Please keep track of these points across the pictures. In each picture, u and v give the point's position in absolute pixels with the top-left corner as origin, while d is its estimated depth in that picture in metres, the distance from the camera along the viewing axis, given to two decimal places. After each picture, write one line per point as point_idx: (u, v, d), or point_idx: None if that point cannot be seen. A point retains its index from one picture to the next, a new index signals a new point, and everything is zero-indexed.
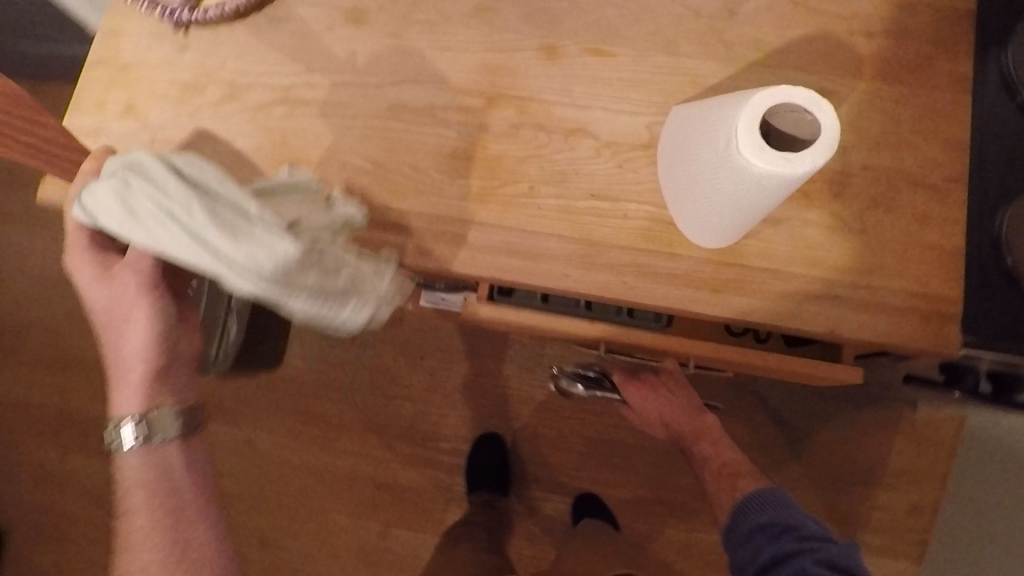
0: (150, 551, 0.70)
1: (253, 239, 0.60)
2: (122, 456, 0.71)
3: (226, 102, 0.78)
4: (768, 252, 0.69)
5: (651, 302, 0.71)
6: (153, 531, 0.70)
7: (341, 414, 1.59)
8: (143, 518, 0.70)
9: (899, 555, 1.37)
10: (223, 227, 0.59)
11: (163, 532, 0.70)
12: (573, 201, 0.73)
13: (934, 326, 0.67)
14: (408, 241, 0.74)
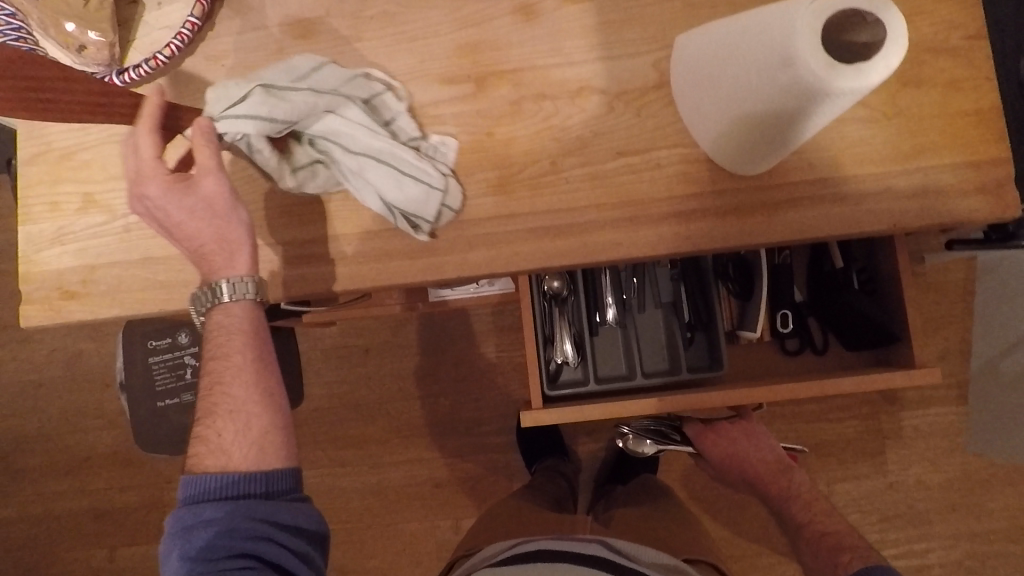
0: (243, 396, 0.65)
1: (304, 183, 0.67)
2: (224, 308, 0.65)
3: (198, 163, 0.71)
4: (810, 162, 0.66)
5: (707, 245, 0.67)
6: (240, 407, 0.65)
7: (378, 428, 1.55)
8: (241, 383, 0.65)
9: (940, 399, 1.44)
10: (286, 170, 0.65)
11: (253, 386, 0.66)
12: (599, 165, 0.68)
13: (991, 190, 0.65)
14: (439, 255, 0.69)
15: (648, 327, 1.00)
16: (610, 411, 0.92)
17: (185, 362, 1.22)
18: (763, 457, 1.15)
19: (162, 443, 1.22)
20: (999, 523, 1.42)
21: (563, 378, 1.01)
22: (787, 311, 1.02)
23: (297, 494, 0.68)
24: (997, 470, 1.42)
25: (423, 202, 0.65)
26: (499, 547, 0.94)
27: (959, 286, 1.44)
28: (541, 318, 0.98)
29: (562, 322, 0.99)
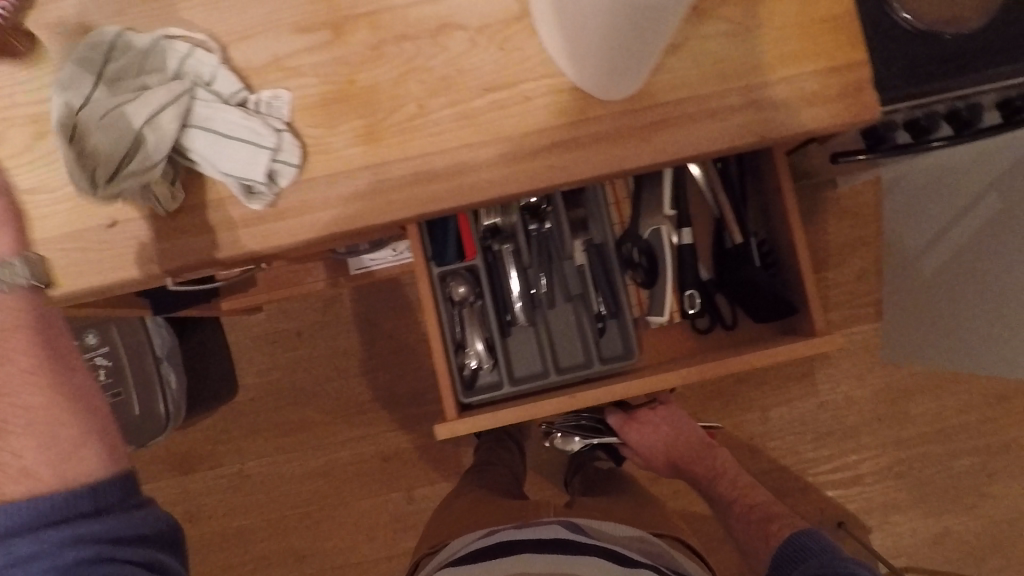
0: (37, 402, 0.54)
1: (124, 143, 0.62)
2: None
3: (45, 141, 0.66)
4: (676, 81, 0.66)
5: (584, 175, 0.67)
6: (39, 414, 0.54)
7: (319, 410, 1.52)
8: (35, 392, 0.54)
9: (860, 318, 1.50)
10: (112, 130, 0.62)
11: (50, 390, 0.54)
12: (466, 103, 0.66)
13: (852, 94, 0.66)
14: (311, 213, 0.66)
15: (561, 325, 0.89)
16: (522, 416, 0.82)
17: (95, 364, 1.17)
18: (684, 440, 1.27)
19: None
20: (921, 428, 1.50)
21: (480, 383, 0.87)
22: (694, 291, 0.87)
23: (135, 500, 0.57)
24: (915, 379, 1.50)
25: (253, 162, 0.63)
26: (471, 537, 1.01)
27: (869, 207, 1.49)
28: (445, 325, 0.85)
29: (469, 327, 0.86)
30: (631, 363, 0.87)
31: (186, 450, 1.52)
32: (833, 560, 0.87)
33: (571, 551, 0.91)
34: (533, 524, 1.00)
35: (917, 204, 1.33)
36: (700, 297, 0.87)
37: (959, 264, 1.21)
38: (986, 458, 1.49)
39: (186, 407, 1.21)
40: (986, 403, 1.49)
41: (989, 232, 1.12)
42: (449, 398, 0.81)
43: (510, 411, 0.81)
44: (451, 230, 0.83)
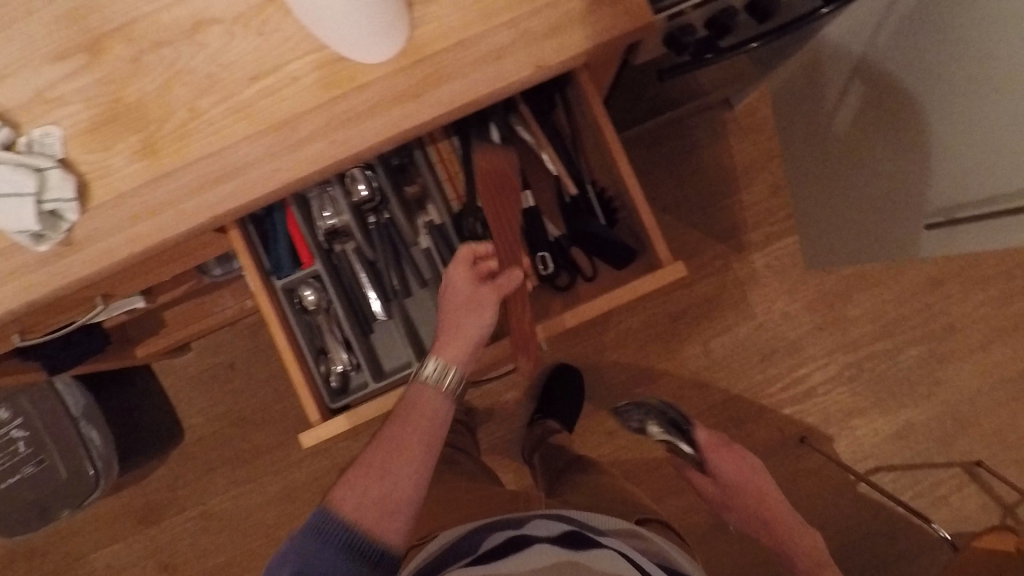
0: None
1: None
2: None
3: None
4: (442, 29, 0.65)
5: (371, 143, 0.65)
6: None
7: (269, 435, 1.52)
8: None
9: (780, 232, 1.49)
10: None
11: None
12: (236, 96, 0.65)
13: (620, 6, 0.65)
14: (105, 238, 0.65)
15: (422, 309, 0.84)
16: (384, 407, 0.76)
17: (13, 437, 1.16)
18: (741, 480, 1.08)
19: (22, 518, 1.19)
20: (862, 327, 1.50)
21: (352, 385, 0.82)
22: (543, 251, 0.81)
23: None
24: (846, 280, 1.49)
25: (20, 213, 0.61)
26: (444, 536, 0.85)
27: (765, 120, 1.48)
28: (298, 330, 0.79)
29: (331, 332, 0.81)
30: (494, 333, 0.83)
31: (146, 502, 1.51)
32: None
33: (580, 545, 0.79)
34: (512, 520, 0.86)
35: (807, 101, 1.28)
36: (551, 256, 0.82)
37: (854, 153, 1.17)
38: (931, 342, 1.49)
39: (116, 459, 1.21)
40: (919, 288, 1.49)
41: (874, 110, 1.07)
42: (314, 406, 0.75)
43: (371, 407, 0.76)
44: (281, 237, 0.77)
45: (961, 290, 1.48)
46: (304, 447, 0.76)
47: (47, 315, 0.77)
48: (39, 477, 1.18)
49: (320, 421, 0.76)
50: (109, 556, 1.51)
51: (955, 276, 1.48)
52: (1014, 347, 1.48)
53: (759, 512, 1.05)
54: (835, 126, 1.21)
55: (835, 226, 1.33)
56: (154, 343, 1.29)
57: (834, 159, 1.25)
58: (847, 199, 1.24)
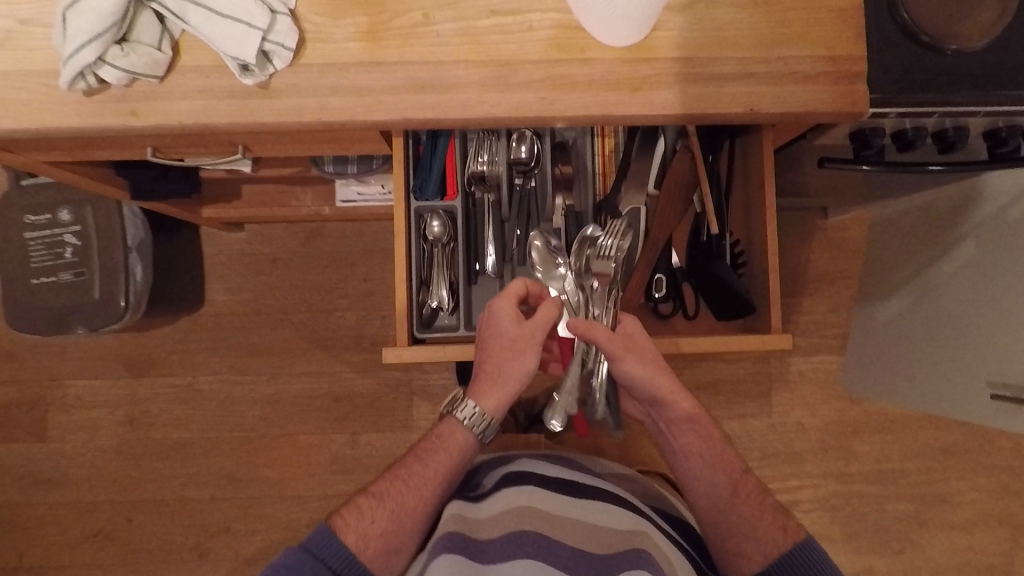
0: None
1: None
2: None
3: None
4: (679, 40, 0.67)
5: (574, 113, 0.67)
6: None
7: (282, 337, 1.52)
8: None
9: (824, 348, 1.52)
10: None
11: None
12: (472, 20, 0.67)
13: (842, 85, 0.68)
14: (301, 98, 0.66)
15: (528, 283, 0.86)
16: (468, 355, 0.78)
17: (64, 241, 1.16)
18: (683, 418, 0.86)
19: (37, 321, 1.17)
20: (863, 466, 1.53)
21: (437, 325, 0.83)
22: (661, 275, 0.85)
23: None
24: (867, 415, 1.53)
25: (243, 41, 0.62)
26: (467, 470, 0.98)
27: (853, 242, 1.52)
28: (414, 256, 0.80)
29: (440, 267, 0.82)
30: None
31: (140, 353, 1.50)
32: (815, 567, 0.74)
33: (577, 492, 0.86)
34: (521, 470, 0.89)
35: (905, 247, 1.32)
36: (666, 282, 0.85)
37: (937, 308, 1.20)
38: (920, 505, 1.52)
39: (147, 302, 1.20)
40: (928, 451, 1.53)
41: (973, 278, 1.11)
42: (404, 328, 0.77)
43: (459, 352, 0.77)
44: (436, 164, 0.80)
45: (964, 469, 1.52)
46: (383, 362, 0.78)
47: (194, 144, 0.79)
48: (70, 287, 1.17)
49: (406, 345, 0.77)
50: (85, 389, 1.50)
51: (964, 453, 1.52)
52: (992, 540, 1.51)
53: (700, 455, 0.85)
54: (924, 274, 1.24)
55: (886, 358, 1.36)
56: (224, 209, 1.30)
57: (910, 303, 1.28)
58: (906, 341, 1.29)
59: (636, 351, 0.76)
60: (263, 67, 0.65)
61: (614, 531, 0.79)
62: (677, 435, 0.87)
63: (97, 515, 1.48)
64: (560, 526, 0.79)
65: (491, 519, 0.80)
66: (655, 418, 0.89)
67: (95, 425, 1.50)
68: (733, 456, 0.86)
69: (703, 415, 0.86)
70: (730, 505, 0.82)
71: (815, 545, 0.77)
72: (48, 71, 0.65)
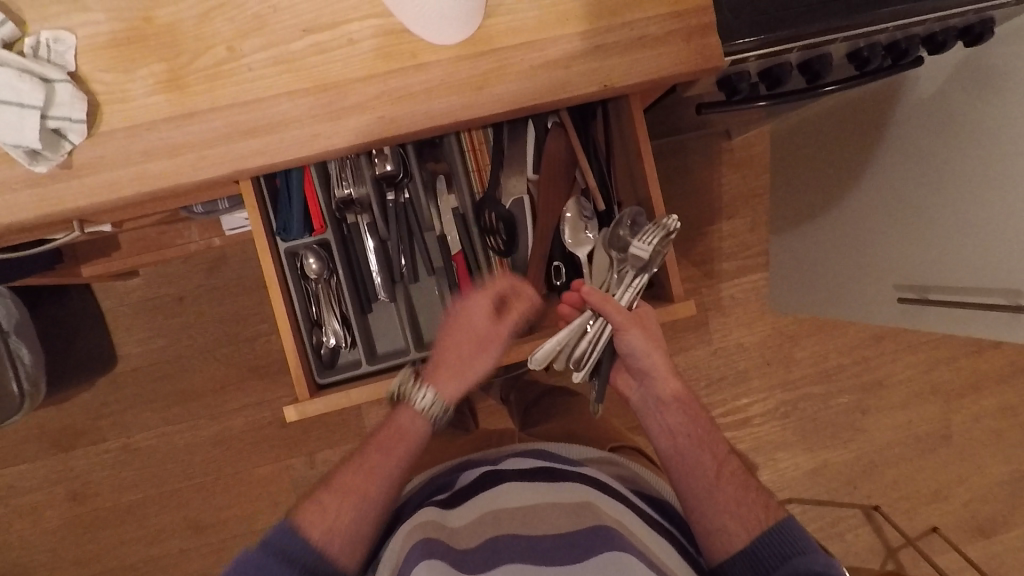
0: None
1: None
2: None
3: None
4: (515, 24, 0.62)
5: (420, 127, 0.62)
6: None
7: (210, 377, 1.45)
8: None
9: (751, 267, 1.55)
10: None
11: None
12: (284, 44, 0.60)
13: (694, 42, 0.65)
14: (112, 170, 0.59)
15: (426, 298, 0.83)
16: (378, 392, 0.74)
17: None
18: (670, 396, 0.78)
19: None
20: (805, 370, 1.59)
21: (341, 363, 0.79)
22: (557, 263, 0.81)
23: None
24: (801, 322, 1.58)
25: (19, 126, 0.54)
26: (430, 473, 0.85)
27: (760, 158, 1.52)
28: (297, 300, 0.75)
29: (328, 303, 0.78)
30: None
31: (63, 426, 1.42)
32: (798, 550, 0.65)
33: (554, 477, 0.76)
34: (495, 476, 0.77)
35: (807, 171, 1.32)
36: (564, 268, 0.81)
37: (851, 222, 1.18)
38: (861, 394, 1.61)
39: (45, 378, 1.13)
40: (861, 343, 1.60)
41: (877, 185, 1.09)
42: (302, 381, 0.73)
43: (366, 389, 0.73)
44: (295, 199, 0.74)
45: (896, 351, 1.60)
46: (289, 421, 0.74)
47: (23, 232, 0.70)
48: None
49: (309, 397, 0.73)
50: (14, 475, 1.41)
51: (893, 337, 1.60)
52: (929, 409, 1.62)
53: (688, 436, 0.77)
54: (834, 191, 1.22)
55: (804, 267, 1.40)
56: (104, 265, 1.19)
57: (828, 222, 1.26)
58: (832, 258, 1.26)
59: (641, 327, 0.72)
60: (55, 146, 0.57)
61: (588, 508, 0.70)
62: (663, 414, 0.78)
63: None
64: (539, 521, 0.69)
65: (467, 531, 0.70)
66: (642, 396, 0.80)
67: (37, 509, 1.42)
68: (721, 439, 0.78)
69: (690, 397, 0.79)
70: (713, 483, 0.74)
71: (796, 524, 0.68)
72: None
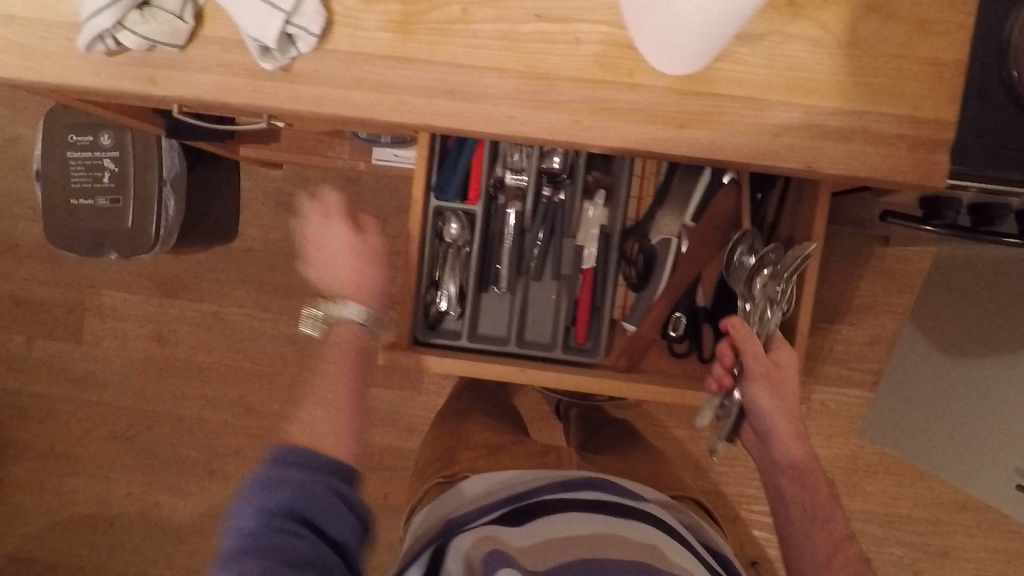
0: None
1: None
2: None
3: None
4: (743, 75, 0.60)
5: (609, 143, 0.61)
6: None
7: (306, 282, 1.53)
8: None
9: (854, 381, 1.45)
10: None
11: None
12: (515, 23, 0.61)
13: (922, 153, 0.60)
14: (321, 86, 0.62)
15: (543, 298, 0.82)
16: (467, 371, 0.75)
17: (102, 165, 1.17)
18: (790, 461, 0.70)
19: (71, 241, 1.20)
20: (869, 507, 1.48)
21: (443, 328, 0.80)
22: (680, 314, 0.78)
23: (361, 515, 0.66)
24: (884, 457, 1.46)
25: (264, 23, 0.58)
26: (488, 477, 0.86)
27: (910, 276, 1.41)
28: (427, 257, 0.77)
29: (453, 272, 0.79)
30: (594, 362, 0.79)
31: (173, 275, 1.55)
32: None
33: (618, 513, 0.77)
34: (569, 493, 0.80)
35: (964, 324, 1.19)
36: (685, 322, 0.78)
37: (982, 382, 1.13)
38: (920, 555, 1.47)
39: (178, 235, 1.21)
40: (941, 503, 1.46)
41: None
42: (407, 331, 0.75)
43: (463, 364, 0.75)
44: (462, 166, 0.76)
45: (976, 528, 1.46)
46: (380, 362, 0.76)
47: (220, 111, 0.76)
48: (104, 212, 1.19)
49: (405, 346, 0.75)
50: (120, 301, 1.56)
51: (980, 512, 1.45)
52: None
53: (801, 508, 0.69)
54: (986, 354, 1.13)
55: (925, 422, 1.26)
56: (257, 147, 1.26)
57: (955, 390, 1.20)
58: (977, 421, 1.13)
59: (773, 379, 0.68)
60: (282, 49, 0.60)
61: (658, 551, 0.71)
62: (777, 480, 0.71)
63: (122, 420, 1.58)
64: (609, 546, 0.70)
65: (535, 546, 0.71)
66: (762, 457, 0.73)
67: (126, 336, 1.57)
68: (839, 521, 0.68)
69: (815, 466, 0.70)
70: (822, 567, 0.66)
71: None
72: (70, 24, 0.63)
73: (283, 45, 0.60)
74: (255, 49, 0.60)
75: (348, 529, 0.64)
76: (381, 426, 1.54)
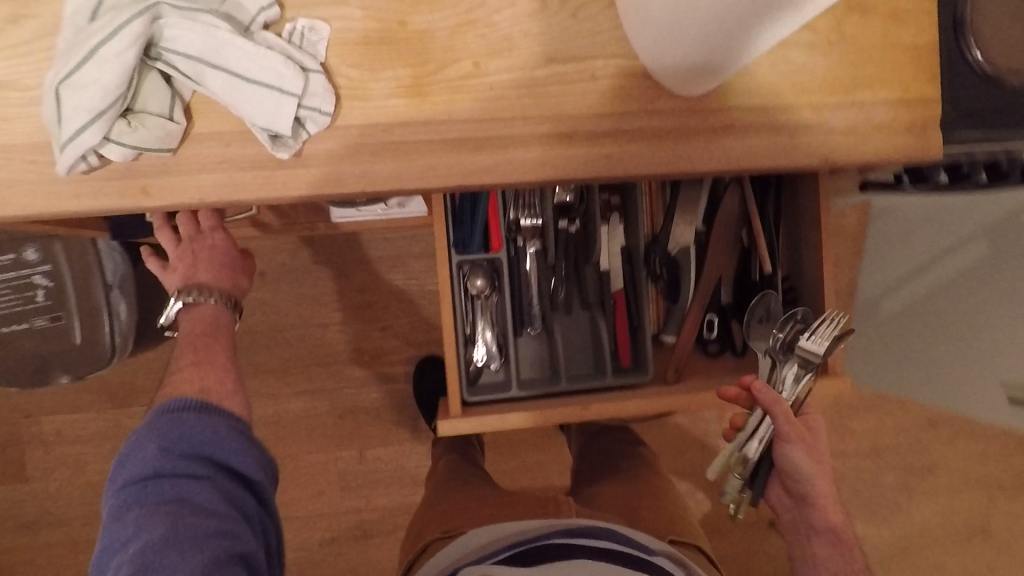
0: None
1: (159, 57, 0.54)
2: None
3: (32, 33, 0.55)
4: (752, 85, 0.62)
5: (642, 171, 0.62)
6: None
7: (276, 357, 1.43)
8: None
9: None
10: (152, 46, 0.53)
11: None
12: (530, 68, 0.60)
13: (918, 130, 0.65)
14: (339, 165, 0.58)
15: (576, 331, 0.81)
16: (527, 421, 0.73)
17: (34, 283, 1.05)
18: (824, 526, 0.81)
19: (9, 374, 1.05)
20: (860, 444, 1.59)
21: (486, 383, 0.78)
22: (713, 316, 0.82)
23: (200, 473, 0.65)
24: (863, 395, 1.58)
25: (275, 111, 0.54)
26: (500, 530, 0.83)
27: None
28: (459, 316, 0.74)
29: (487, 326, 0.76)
30: (647, 381, 0.78)
31: (121, 381, 1.39)
32: None
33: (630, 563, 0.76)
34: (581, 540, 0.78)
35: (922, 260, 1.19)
36: (718, 323, 0.82)
37: (918, 317, 1.21)
38: (911, 476, 1.60)
39: (135, 338, 1.08)
40: (917, 425, 1.60)
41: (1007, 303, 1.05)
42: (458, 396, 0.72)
43: (519, 414, 0.72)
44: (477, 217, 0.74)
45: (951, 440, 1.61)
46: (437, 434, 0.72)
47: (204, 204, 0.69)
48: (44, 334, 1.05)
49: (459, 411, 0.72)
50: (64, 423, 1.39)
51: (951, 424, 1.60)
52: (973, 501, 1.62)
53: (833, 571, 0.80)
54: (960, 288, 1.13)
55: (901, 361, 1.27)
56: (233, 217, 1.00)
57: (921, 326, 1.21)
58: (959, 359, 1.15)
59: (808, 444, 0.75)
60: (292, 132, 0.56)
61: None
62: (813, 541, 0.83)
63: (94, 553, 1.41)
64: None
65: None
66: (794, 517, 0.84)
67: (80, 460, 1.40)
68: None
69: (849, 536, 0.82)
70: None
71: None
72: (36, 145, 0.55)
73: (295, 128, 0.56)
74: (265, 138, 0.56)
75: (244, 456, 0.69)
76: (387, 487, 1.47)
